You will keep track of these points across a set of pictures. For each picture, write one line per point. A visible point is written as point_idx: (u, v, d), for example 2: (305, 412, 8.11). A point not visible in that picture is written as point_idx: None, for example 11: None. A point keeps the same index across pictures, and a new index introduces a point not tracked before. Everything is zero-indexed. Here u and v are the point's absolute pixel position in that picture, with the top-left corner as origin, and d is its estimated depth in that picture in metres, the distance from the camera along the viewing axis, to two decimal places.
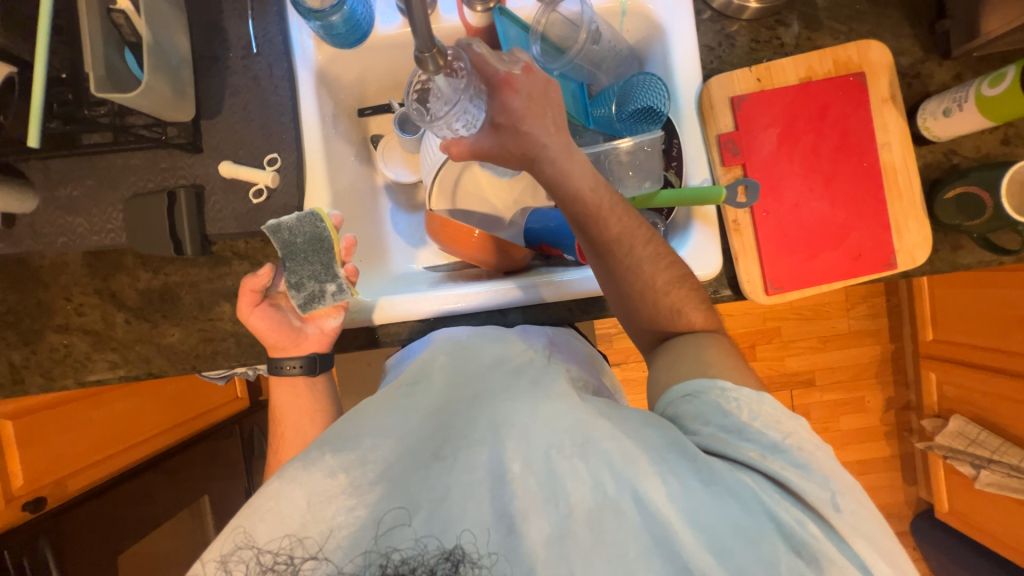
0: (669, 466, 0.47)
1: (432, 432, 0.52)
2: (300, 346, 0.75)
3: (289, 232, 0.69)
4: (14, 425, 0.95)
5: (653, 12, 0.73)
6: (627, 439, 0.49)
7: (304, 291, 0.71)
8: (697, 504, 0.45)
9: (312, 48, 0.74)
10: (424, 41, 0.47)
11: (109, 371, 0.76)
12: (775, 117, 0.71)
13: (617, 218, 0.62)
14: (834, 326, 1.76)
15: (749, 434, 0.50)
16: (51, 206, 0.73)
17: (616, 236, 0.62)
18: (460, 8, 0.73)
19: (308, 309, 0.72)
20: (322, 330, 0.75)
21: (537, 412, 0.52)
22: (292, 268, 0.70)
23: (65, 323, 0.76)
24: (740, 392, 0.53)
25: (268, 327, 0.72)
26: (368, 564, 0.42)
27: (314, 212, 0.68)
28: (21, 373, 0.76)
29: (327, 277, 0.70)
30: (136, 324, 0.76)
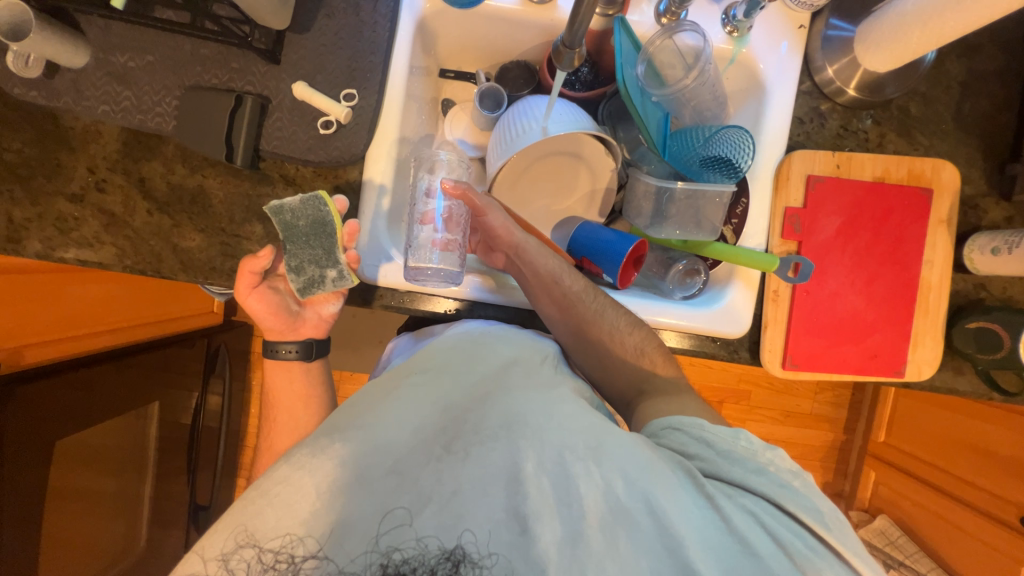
0: (669, 478, 0.51)
1: (445, 424, 0.54)
2: (296, 331, 0.75)
3: (291, 215, 0.66)
4: None
5: (760, 70, 0.73)
6: (622, 443, 0.52)
7: (303, 276, 0.68)
8: (699, 526, 0.48)
9: None
10: (574, 37, 0.51)
11: (115, 259, 0.72)
12: (841, 205, 0.73)
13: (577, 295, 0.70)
14: (799, 404, 1.84)
15: (731, 462, 0.54)
16: (101, 68, 0.68)
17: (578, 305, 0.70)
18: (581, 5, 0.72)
19: (306, 294, 0.70)
20: (319, 316, 0.75)
21: (549, 412, 0.54)
22: (291, 251, 0.67)
23: (81, 195, 0.71)
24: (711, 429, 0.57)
25: (265, 311, 0.71)
26: (369, 564, 0.44)
27: (318, 194, 0.65)
28: (19, 232, 0.70)
29: (327, 263, 0.67)
30: (157, 218, 0.72)
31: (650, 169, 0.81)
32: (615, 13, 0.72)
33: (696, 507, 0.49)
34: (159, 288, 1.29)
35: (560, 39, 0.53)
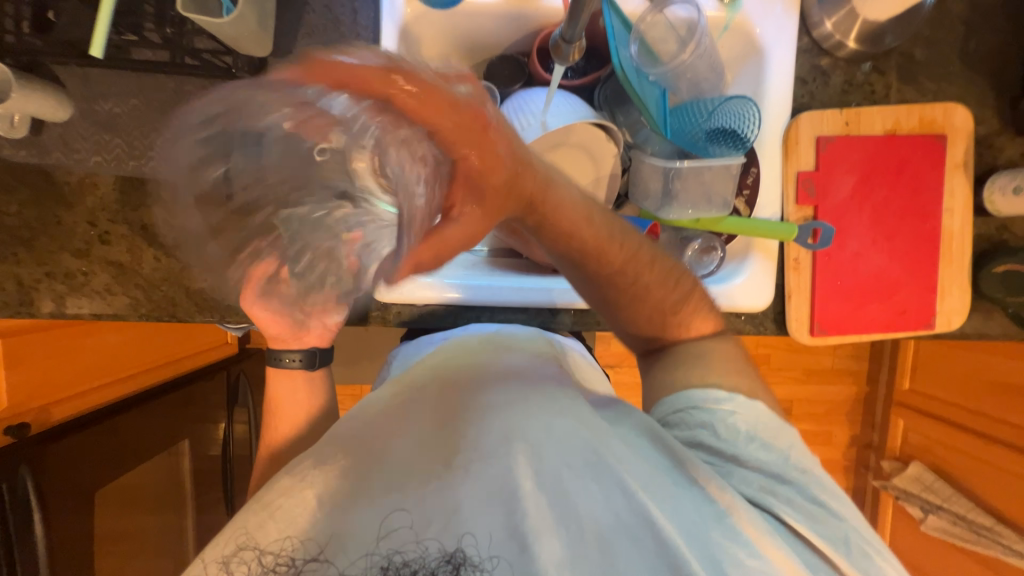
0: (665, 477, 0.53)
1: (444, 439, 0.54)
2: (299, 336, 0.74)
3: None
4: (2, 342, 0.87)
5: (757, 35, 0.71)
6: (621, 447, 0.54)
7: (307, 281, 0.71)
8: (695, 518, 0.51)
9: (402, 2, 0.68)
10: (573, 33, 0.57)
11: (129, 308, 0.71)
12: (854, 163, 0.72)
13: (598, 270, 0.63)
14: (819, 361, 1.84)
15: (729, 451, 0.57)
16: (87, 119, 0.66)
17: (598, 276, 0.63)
18: None
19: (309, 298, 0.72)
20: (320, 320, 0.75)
21: (550, 428, 0.54)
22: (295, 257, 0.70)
23: (86, 249, 0.70)
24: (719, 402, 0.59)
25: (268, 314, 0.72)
26: (370, 566, 0.45)
27: None
28: (30, 294, 0.70)
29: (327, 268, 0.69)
30: (165, 263, 0.71)
31: (654, 150, 0.78)
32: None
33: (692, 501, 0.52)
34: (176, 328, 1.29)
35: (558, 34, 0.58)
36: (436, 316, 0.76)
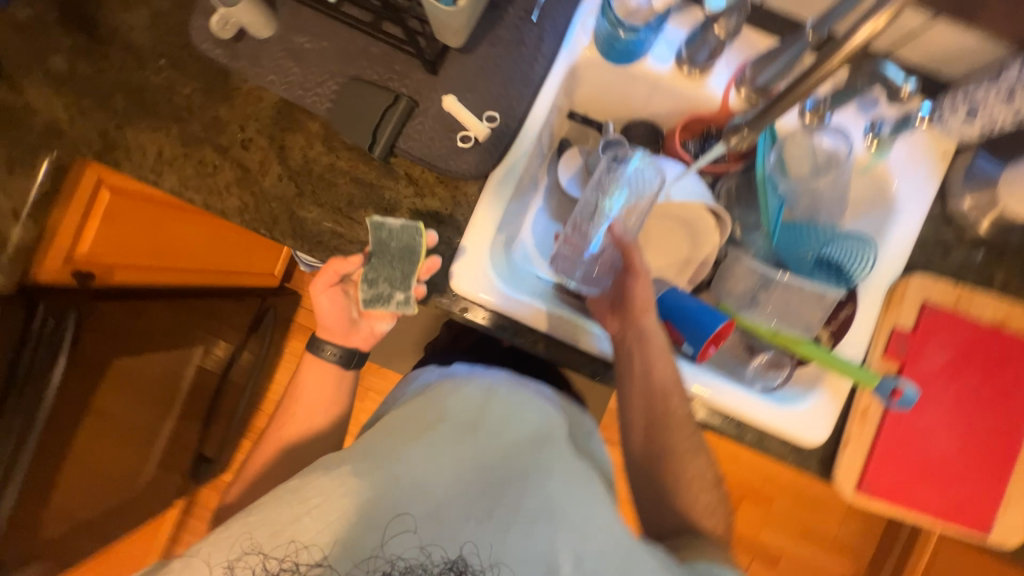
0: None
1: (481, 490, 0.57)
2: (345, 338, 0.78)
3: (387, 234, 0.70)
4: (109, 196, 0.91)
5: (893, 187, 0.72)
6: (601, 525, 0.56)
7: (374, 290, 0.72)
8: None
9: (584, 46, 0.74)
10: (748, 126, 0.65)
11: (237, 211, 0.76)
12: (953, 340, 0.70)
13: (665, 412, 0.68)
14: (823, 525, 1.71)
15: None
16: (281, 44, 0.75)
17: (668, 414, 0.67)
18: (728, 86, 0.73)
19: (370, 306, 0.72)
20: (371, 329, 0.78)
21: (586, 512, 0.56)
22: (373, 266, 0.70)
23: (227, 147, 0.76)
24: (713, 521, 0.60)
25: (331, 311, 0.74)
26: (372, 568, 0.52)
27: (417, 225, 0.69)
28: (163, 166, 0.77)
29: (400, 286, 0.70)
30: (285, 184, 0.76)
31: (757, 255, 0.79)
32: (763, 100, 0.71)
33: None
34: (244, 242, 1.34)
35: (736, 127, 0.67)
36: (497, 326, 0.76)
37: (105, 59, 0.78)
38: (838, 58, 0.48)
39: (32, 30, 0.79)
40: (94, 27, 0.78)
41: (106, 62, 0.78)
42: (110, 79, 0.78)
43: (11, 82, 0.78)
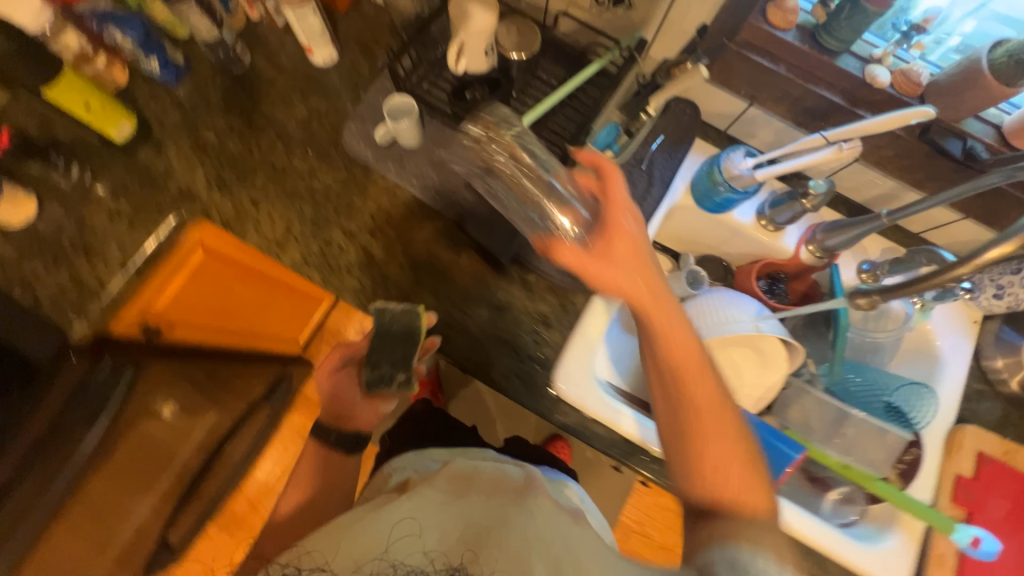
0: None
1: (463, 535, 0.53)
2: (356, 419, 0.80)
3: (389, 317, 0.72)
4: (202, 256, 0.83)
5: (938, 345, 0.84)
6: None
7: (375, 373, 0.73)
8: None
9: (683, 191, 0.87)
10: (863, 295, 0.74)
11: (353, 291, 0.80)
12: (1010, 492, 0.77)
13: (728, 523, 0.51)
14: None
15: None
16: (424, 154, 0.85)
17: (737, 516, 0.52)
18: (799, 243, 0.87)
19: (372, 389, 0.75)
20: (375, 410, 0.79)
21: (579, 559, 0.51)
22: (377, 356, 0.73)
23: (354, 231, 0.82)
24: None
25: (335, 392, 0.80)
26: None
27: (416, 308, 0.71)
28: (289, 240, 0.81)
29: (401, 368, 0.72)
30: (404, 272, 0.81)
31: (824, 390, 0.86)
32: (830, 258, 0.85)
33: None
34: None
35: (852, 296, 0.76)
36: (589, 433, 0.78)
37: (256, 142, 0.86)
38: (961, 269, 0.60)
39: (192, 108, 0.86)
40: (254, 114, 0.87)
41: (256, 145, 0.85)
42: (256, 159, 0.85)
43: (160, 148, 0.84)
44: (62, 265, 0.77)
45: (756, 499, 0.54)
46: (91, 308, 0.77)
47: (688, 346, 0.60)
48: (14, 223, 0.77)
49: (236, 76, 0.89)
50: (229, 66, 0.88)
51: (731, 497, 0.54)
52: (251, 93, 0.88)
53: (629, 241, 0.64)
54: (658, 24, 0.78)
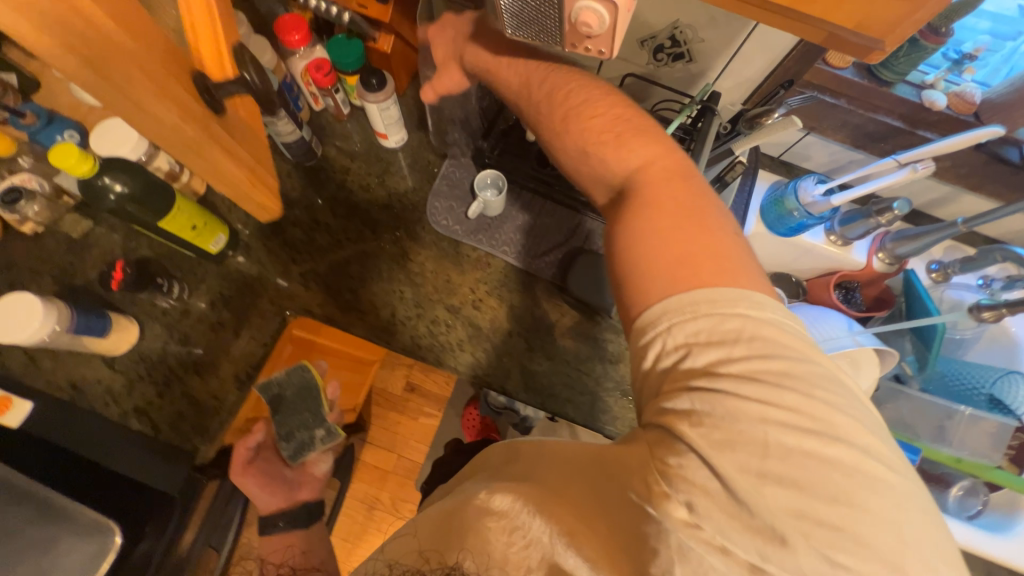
0: (814, 418, 0.36)
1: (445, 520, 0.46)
2: (290, 498, 0.78)
3: (278, 386, 0.77)
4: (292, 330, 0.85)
5: (1013, 332, 0.91)
6: (842, 393, 0.38)
7: (294, 443, 0.77)
8: (861, 556, 0.32)
9: (754, 222, 0.93)
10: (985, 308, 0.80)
11: (469, 366, 0.82)
12: None
13: (703, 298, 0.41)
14: None
15: (790, 382, 0.37)
16: (510, 221, 0.88)
17: (688, 288, 0.42)
18: (869, 254, 0.92)
19: (296, 459, 0.78)
20: (310, 474, 0.82)
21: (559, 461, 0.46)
22: (283, 422, 0.77)
23: (458, 307, 0.84)
24: (825, 390, 0.37)
25: (260, 486, 0.76)
26: None
27: (302, 363, 0.78)
28: (397, 325, 0.83)
29: (316, 424, 0.78)
30: (515, 339, 0.83)
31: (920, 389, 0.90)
32: (902, 265, 0.90)
33: (891, 525, 0.33)
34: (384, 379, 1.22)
35: (975, 307, 0.82)
36: None
37: (344, 233, 0.88)
38: None
39: None
40: (335, 206, 0.89)
41: (345, 236, 0.88)
42: (348, 250, 0.87)
43: (249, 252, 0.85)
44: (175, 387, 0.77)
45: (714, 274, 0.42)
46: (212, 426, 0.77)
47: (657, 162, 0.50)
48: (120, 351, 0.76)
49: (309, 169, 0.91)
50: (302, 160, 0.89)
51: (702, 281, 0.42)
52: (327, 184, 0.90)
53: (553, 81, 0.58)
54: (718, 73, 0.82)
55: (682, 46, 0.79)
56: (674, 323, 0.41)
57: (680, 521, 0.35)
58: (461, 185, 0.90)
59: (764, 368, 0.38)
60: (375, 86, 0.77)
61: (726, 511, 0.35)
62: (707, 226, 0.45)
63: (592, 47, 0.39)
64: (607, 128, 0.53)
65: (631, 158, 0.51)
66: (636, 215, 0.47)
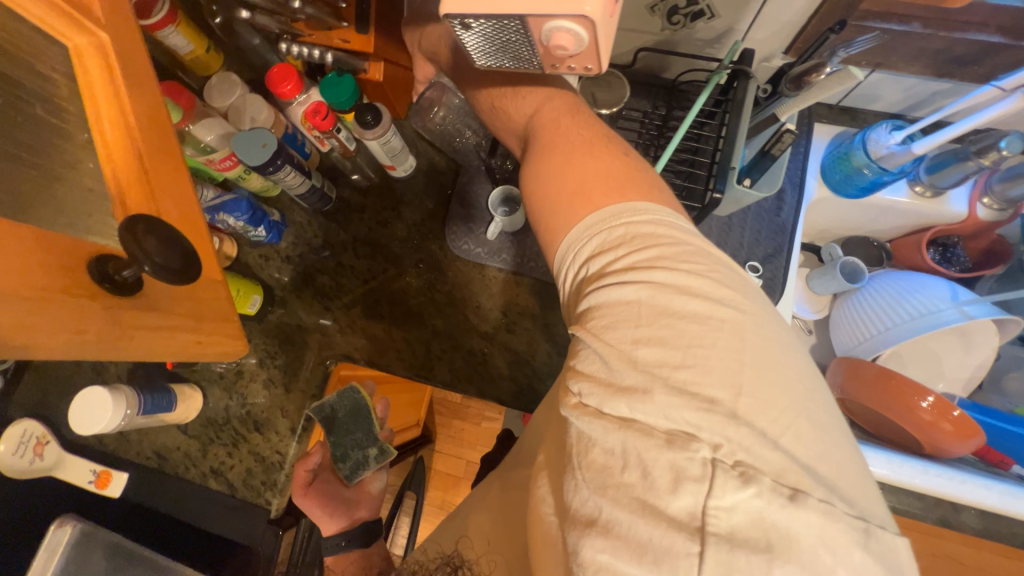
0: (684, 287, 0.35)
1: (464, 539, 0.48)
2: (351, 515, 0.77)
3: (330, 408, 0.78)
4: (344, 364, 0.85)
5: None
6: (730, 269, 0.37)
7: (349, 462, 0.79)
8: (708, 386, 0.33)
9: (815, 187, 0.80)
10: None
11: (512, 394, 0.80)
12: None
13: (596, 217, 0.39)
14: None
15: (654, 262, 0.36)
16: (533, 235, 0.83)
17: (586, 214, 0.40)
18: (972, 202, 0.75)
19: (353, 477, 0.79)
20: (366, 492, 0.82)
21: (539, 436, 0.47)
22: (337, 443, 0.78)
23: (492, 333, 0.83)
24: (692, 263, 0.36)
25: (323, 505, 0.74)
26: None
27: (352, 387, 0.79)
28: (433, 362, 0.82)
29: (370, 443, 0.80)
30: (558, 359, 0.80)
31: None
32: (1019, 208, 0.73)
33: (760, 369, 0.33)
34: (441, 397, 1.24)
35: None
36: None
37: (369, 273, 0.87)
38: None
39: (300, 257, 0.88)
40: (358, 246, 0.88)
41: (372, 276, 0.87)
42: (375, 288, 0.86)
43: (286, 305, 0.86)
44: (242, 446, 0.81)
45: (607, 192, 0.40)
46: (278, 479, 0.80)
47: (551, 100, 0.47)
48: (190, 417, 0.82)
49: (328, 213, 0.90)
50: (319, 207, 0.88)
51: (597, 200, 0.40)
52: (348, 225, 0.89)
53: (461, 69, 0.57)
54: (749, 23, 0.69)
55: (700, 3, 0.67)
56: (577, 244, 0.40)
57: (571, 407, 0.36)
58: (477, 205, 0.86)
59: (642, 256, 0.37)
60: (372, 123, 0.73)
61: (604, 387, 0.35)
62: (604, 150, 0.43)
63: (576, 66, 0.33)
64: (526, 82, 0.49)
65: (527, 104, 0.48)
66: (549, 158, 0.43)
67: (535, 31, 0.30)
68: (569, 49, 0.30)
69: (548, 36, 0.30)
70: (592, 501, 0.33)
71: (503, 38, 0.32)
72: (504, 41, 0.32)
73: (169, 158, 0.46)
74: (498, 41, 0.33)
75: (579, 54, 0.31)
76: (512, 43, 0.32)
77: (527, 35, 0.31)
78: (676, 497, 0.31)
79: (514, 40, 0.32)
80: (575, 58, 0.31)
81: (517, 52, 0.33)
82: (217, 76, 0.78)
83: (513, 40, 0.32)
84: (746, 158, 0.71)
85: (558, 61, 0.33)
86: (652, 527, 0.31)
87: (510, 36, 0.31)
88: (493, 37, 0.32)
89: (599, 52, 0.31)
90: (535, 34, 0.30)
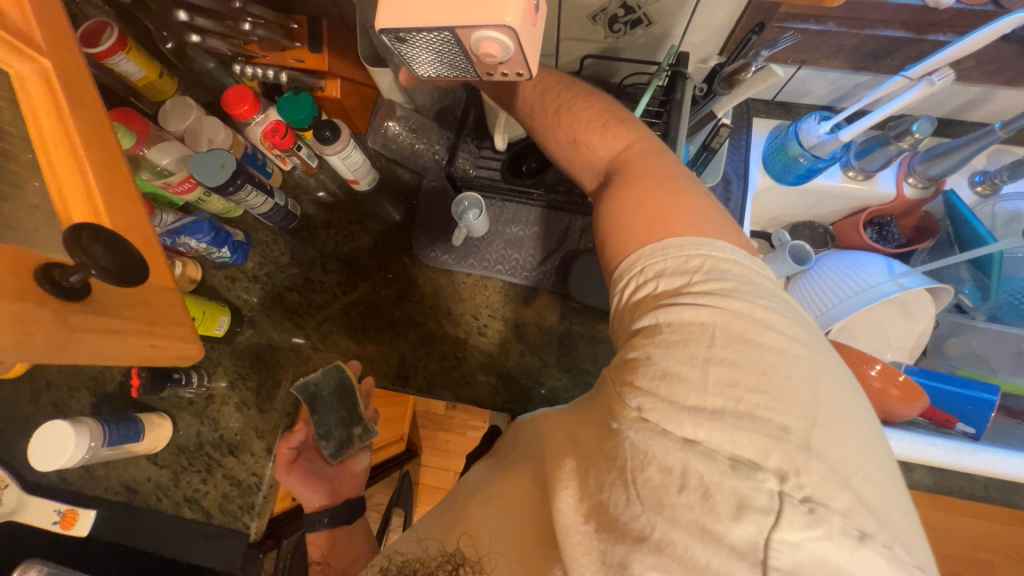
0: (758, 319, 0.39)
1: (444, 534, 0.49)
2: (336, 491, 0.79)
3: (314, 387, 0.79)
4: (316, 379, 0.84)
5: None
6: (795, 313, 0.41)
7: (333, 440, 0.81)
8: (780, 412, 0.36)
9: (760, 177, 0.85)
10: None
11: (488, 396, 0.81)
12: None
13: (673, 243, 0.44)
14: None
15: (732, 293, 0.40)
16: (498, 239, 0.85)
17: (661, 238, 0.45)
18: (899, 182, 0.82)
19: (338, 455, 0.81)
20: (351, 472, 0.83)
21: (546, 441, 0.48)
22: (320, 419, 0.80)
23: (465, 337, 0.84)
24: (766, 302, 0.41)
25: (310, 483, 0.77)
26: None
27: (337, 365, 0.80)
28: (407, 370, 0.83)
29: (354, 422, 0.81)
30: (529, 358, 0.82)
31: (987, 318, 0.83)
32: (939, 185, 0.80)
33: (832, 407, 0.37)
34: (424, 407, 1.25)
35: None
36: None
37: (339, 287, 0.87)
38: None
39: (268, 276, 0.88)
40: (327, 261, 0.89)
41: (342, 289, 0.87)
42: (347, 303, 0.87)
43: (255, 325, 0.86)
44: (216, 471, 0.80)
45: (687, 227, 0.45)
46: (255, 501, 0.78)
47: (637, 143, 0.53)
48: (160, 447, 0.80)
49: (294, 230, 0.90)
50: (285, 225, 0.88)
51: (673, 231, 0.45)
52: (314, 241, 0.90)
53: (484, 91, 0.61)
54: (683, 28, 0.74)
55: (636, 12, 0.72)
56: (649, 262, 0.45)
57: (632, 419, 0.39)
58: (443, 213, 0.88)
59: (720, 286, 0.41)
60: (331, 139, 0.74)
61: (669, 404, 0.38)
62: (680, 192, 0.48)
63: (508, 73, 0.36)
64: (595, 113, 0.56)
65: (613, 141, 0.54)
66: (629, 191, 0.49)
67: (466, 42, 0.33)
68: (500, 57, 0.33)
69: (477, 46, 0.32)
70: (648, 520, 0.36)
71: (439, 50, 0.35)
72: (441, 52, 0.35)
73: (110, 159, 0.47)
74: (434, 52, 0.35)
75: (508, 60, 0.34)
76: (448, 54, 0.35)
77: (459, 46, 0.33)
78: (738, 525, 0.34)
79: (450, 51, 0.34)
80: (505, 64, 0.34)
81: (453, 62, 0.36)
82: (172, 101, 0.78)
83: (447, 51, 0.34)
84: (690, 153, 0.76)
85: (492, 68, 0.35)
86: (711, 552, 0.34)
87: (445, 48, 0.34)
88: (430, 49, 0.35)
89: (526, 57, 0.34)
90: (466, 45, 0.33)
